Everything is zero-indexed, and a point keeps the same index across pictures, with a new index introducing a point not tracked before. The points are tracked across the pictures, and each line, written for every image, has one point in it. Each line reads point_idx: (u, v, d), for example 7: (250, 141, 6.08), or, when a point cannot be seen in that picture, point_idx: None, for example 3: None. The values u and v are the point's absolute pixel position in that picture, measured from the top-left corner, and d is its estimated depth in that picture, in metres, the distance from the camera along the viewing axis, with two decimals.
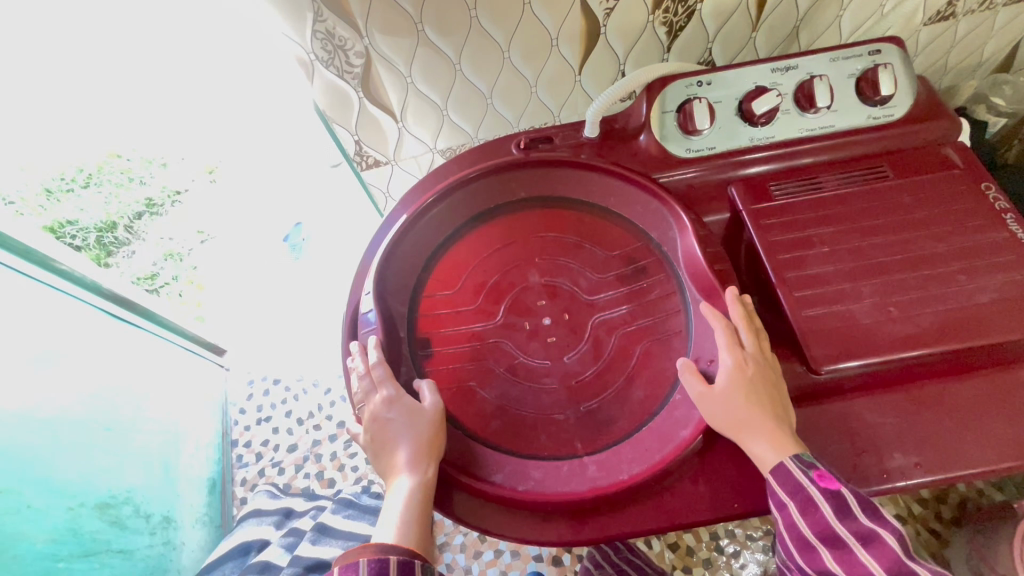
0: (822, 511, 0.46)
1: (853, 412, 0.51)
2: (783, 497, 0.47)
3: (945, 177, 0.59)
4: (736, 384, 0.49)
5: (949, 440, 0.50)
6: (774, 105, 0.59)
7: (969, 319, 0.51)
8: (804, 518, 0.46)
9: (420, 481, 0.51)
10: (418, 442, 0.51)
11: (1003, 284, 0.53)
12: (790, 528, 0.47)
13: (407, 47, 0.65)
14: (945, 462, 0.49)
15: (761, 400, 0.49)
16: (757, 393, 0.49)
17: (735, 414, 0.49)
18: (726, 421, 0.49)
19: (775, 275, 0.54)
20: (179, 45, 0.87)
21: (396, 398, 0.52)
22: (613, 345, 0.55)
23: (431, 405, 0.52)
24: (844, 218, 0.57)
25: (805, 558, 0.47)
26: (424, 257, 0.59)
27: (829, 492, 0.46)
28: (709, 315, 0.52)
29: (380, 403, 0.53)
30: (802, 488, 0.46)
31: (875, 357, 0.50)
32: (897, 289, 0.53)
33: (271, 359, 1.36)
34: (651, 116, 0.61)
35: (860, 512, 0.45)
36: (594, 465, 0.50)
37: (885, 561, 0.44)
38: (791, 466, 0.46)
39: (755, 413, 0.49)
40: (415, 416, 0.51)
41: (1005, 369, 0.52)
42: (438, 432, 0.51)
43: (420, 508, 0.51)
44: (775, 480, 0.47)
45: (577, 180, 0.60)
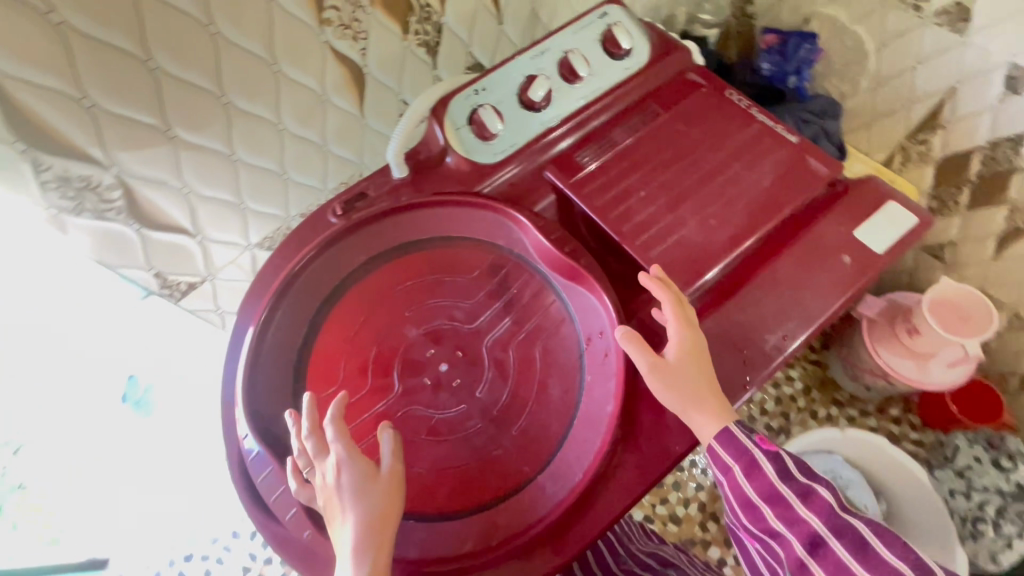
0: (765, 471, 0.51)
1: (728, 316, 0.58)
2: (729, 462, 0.52)
3: (698, 97, 0.68)
4: (687, 357, 0.53)
5: (801, 304, 0.59)
6: (547, 87, 0.65)
7: (764, 203, 0.61)
8: (749, 479, 0.52)
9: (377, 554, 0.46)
10: (376, 514, 0.47)
11: (774, 165, 0.63)
12: (737, 489, 0.52)
13: (165, 157, 0.59)
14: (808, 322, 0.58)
15: (709, 373, 0.53)
16: (705, 363, 0.53)
17: (689, 383, 0.52)
18: (680, 396, 0.52)
19: (615, 234, 0.59)
20: None
21: (350, 460, 0.48)
22: (513, 360, 0.55)
23: (389, 467, 0.48)
24: (643, 161, 0.64)
25: (748, 515, 0.52)
26: (291, 368, 0.54)
27: (771, 453, 0.52)
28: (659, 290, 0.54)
29: (331, 468, 0.48)
30: (746, 450, 0.52)
31: (717, 267, 0.57)
32: (707, 202, 0.61)
33: (169, 541, 1.15)
34: (447, 136, 0.62)
35: (799, 473, 0.51)
36: (549, 480, 0.51)
37: (822, 514, 0.49)
38: (735, 429, 0.52)
39: (706, 386, 0.53)
40: (370, 484, 0.47)
41: (809, 227, 0.62)
42: (395, 499, 0.47)
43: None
44: (722, 447, 0.52)
45: (409, 222, 0.59)
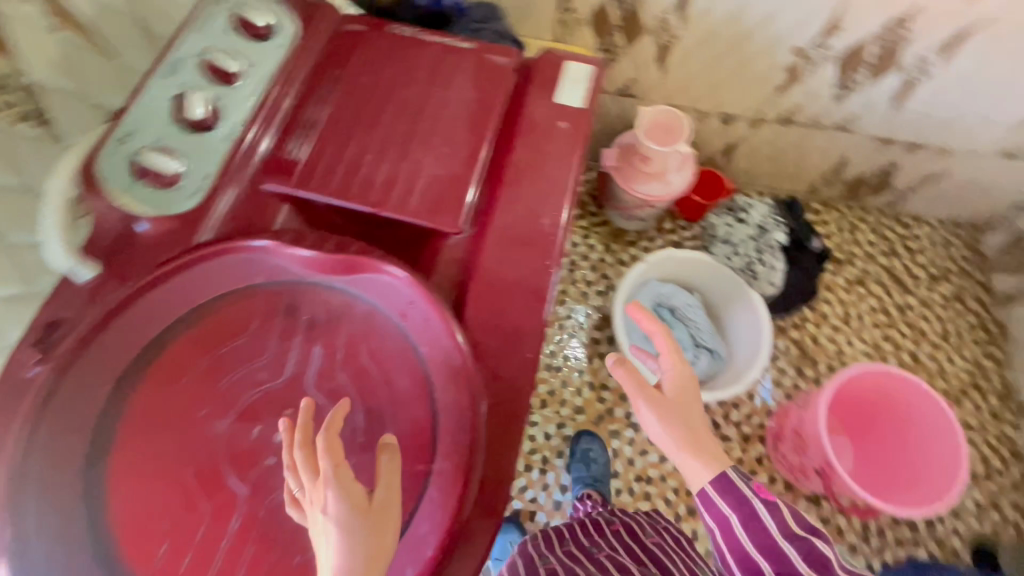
0: (766, 525, 0.58)
1: (506, 222, 0.55)
2: (725, 511, 0.59)
3: (369, 44, 0.65)
4: (676, 386, 0.63)
5: (556, 169, 0.57)
6: (205, 100, 0.55)
7: (477, 113, 0.60)
8: (749, 531, 0.58)
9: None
10: (370, 549, 0.42)
11: (470, 77, 0.62)
12: (736, 537, 0.59)
13: None
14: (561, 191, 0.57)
15: (694, 400, 0.63)
16: (687, 394, 0.64)
17: (677, 405, 0.62)
18: (675, 426, 0.62)
19: (368, 207, 0.56)
20: None
21: (337, 486, 0.42)
22: (346, 382, 0.51)
23: (383, 500, 0.43)
24: (352, 127, 0.60)
25: (744, 565, 0.58)
26: (98, 562, 0.43)
27: (768, 506, 0.59)
28: (643, 321, 0.65)
29: (318, 497, 0.42)
30: (746, 501, 0.59)
31: (470, 186, 0.57)
32: (430, 136, 0.59)
33: None
34: (117, 203, 0.50)
35: (799, 529, 0.57)
36: (444, 463, 0.47)
37: (818, 567, 0.55)
38: (732, 476, 0.60)
39: (692, 406, 0.63)
40: (363, 514, 0.42)
41: (527, 107, 0.61)
42: (386, 526, 0.43)
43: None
44: (722, 494, 0.60)
45: (141, 319, 0.49)
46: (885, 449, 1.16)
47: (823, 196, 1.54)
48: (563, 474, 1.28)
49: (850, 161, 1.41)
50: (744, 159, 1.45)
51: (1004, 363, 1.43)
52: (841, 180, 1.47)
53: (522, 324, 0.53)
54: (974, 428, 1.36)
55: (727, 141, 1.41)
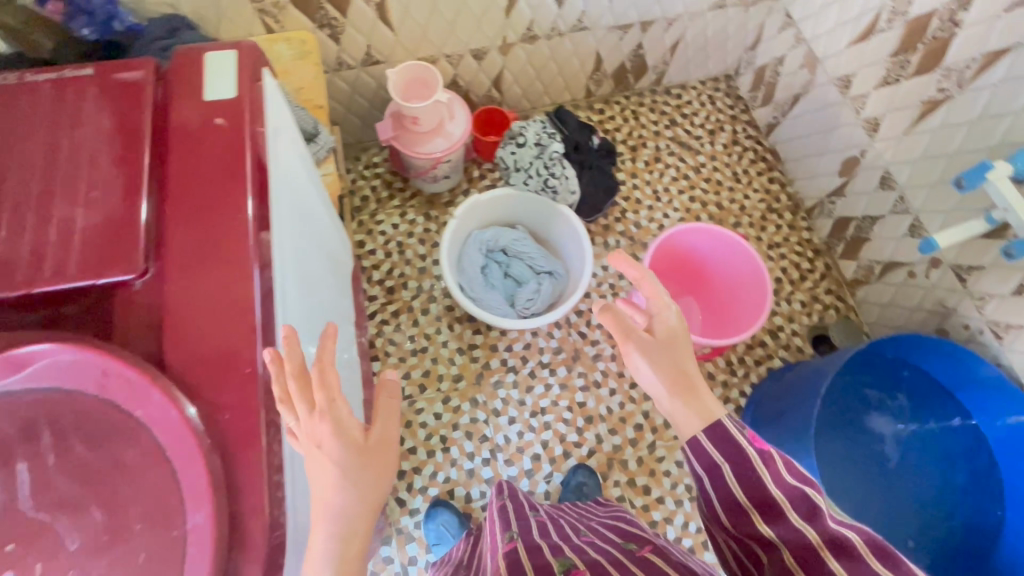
0: (756, 473, 0.54)
1: (179, 247, 0.50)
2: (715, 459, 0.56)
3: None
4: (667, 333, 0.65)
5: (232, 176, 0.53)
6: None
7: (126, 134, 0.54)
8: (739, 483, 0.54)
9: (357, 530, 0.53)
10: (377, 477, 0.54)
11: (100, 96, 0.55)
12: (726, 489, 0.55)
13: None
14: (240, 190, 0.52)
15: (686, 351, 0.65)
16: (675, 344, 0.65)
17: (670, 348, 0.65)
18: (658, 364, 0.64)
19: (16, 290, 0.47)
20: None
21: (335, 412, 0.52)
22: (68, 485, 0.43)
23: (380, 431, 0.55)
24: None
25: (735, 516, 0.55)
26: None
27: (764, 449, 0.55)
28: (627, 271, 0.67)
29: (312, 423, 0.51)
30: (741, 449, 0.55)
31: (132, 222, 0.50)
32: (71, 180, 0.51)
33: None
34: None
35: (792, 475, 0.53)
36: (199, 512, 0.44)
37: (802, 507, 0.51)
38: (725, 423, 0.57)
39: (687, 353, 0.65)
40: (367, 444, 0.54)
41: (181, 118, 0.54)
42: (386, 455, 0.55)
43: (356, 553, 0.53)
44: (713, 440, 0.57)
45: None
46: (711, 300, 1.35)
47: (599, 95, 1.64)
48: (465, 442, 1.30)
49: (603, 56, 1.50)
50: (513, 85, 1.49)
51: (787, 181, 1.63)
52: (606, 76, 1.57)
53: (234, 345, 0.49)
54: (781, 244, 1.56)
55: (492, 74, 1.43)
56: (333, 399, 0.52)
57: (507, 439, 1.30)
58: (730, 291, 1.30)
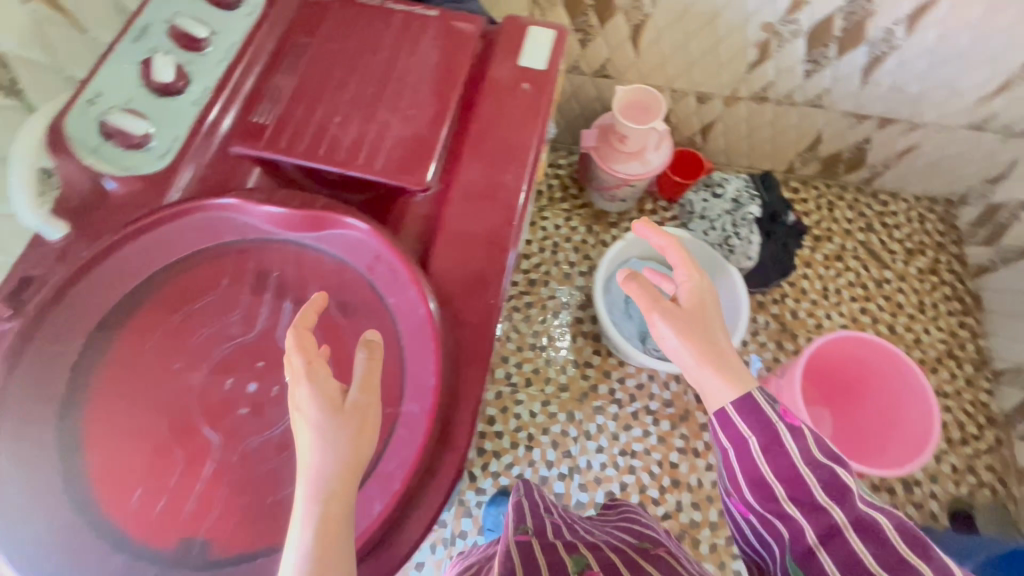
0: (787, 451, 0.51)
1: (465, 180, 0.56)
2: (742, 429, 0.53)
3: (333, 13, 0.65)
4: (694, 298, 0.62)
5: (518, 141, 0.58)
6: (172, 64, 0.56)
7: (447, 73, 0.62)
8: (767, 456, 0.51)
9: (334, 504, 0.42)
10: (353, 451, 0.44)
11: (434, 38, 0.64)
12: (754, 468, 0.52)
13: None
14: (523, 150, 0.58)
15: (713, 317, 0.62)
16: (704, 310, 0.62)
17: (700, 313, 0.61)
18: (689, 333, 0.60)
19: (335, 166, 0.57)
20: None
21: (315, 382, 0.44)
22: (316, 335, 0.52)
23: (357, 396, 0.45)
24: (319, 92, 0.60)
25: (759, 493, 0.52)
26: (66, 502, 0.44)
27: (794, 428, 0.52)
28: (656, 237, 0.64)
29: (298, 392, 0.44)
30: (770, 423, 0.52)
31: (434, 144, 0.57)
32: (396, 98, 0.60)
33: None
34: (88, 162, 0.51)
35: (822, 458, 0.50)
36: (413, 403, 0.48)
37: (837, 492, 0.48)
38: (756, 395, 0.54)
39: (716, 319, 0.62)
40: (341, 417, 0.44)
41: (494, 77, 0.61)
42: (367, 429, 0.44)
43: (334, 538, 0.41)
44: (744, 411, 0.54)
45: (112, 276, 0.50)
46: (857, 423, 1.18)
47: (799, 174, 1.57)
48: (549, 450, 1.30)
49: (824, 137, 1.43)
50: (719, 137, 1.47)
51: (979, 333, 1.45)
52: (816, 157, 1.50)
53: (490, 273, 0.54)
54: (949, 395, 1.39)
55: (704, 120, 1.43)
56: (374, 353, 0.46)
57: (589, 464, 1.29)
58: (889, 415, 1.12)
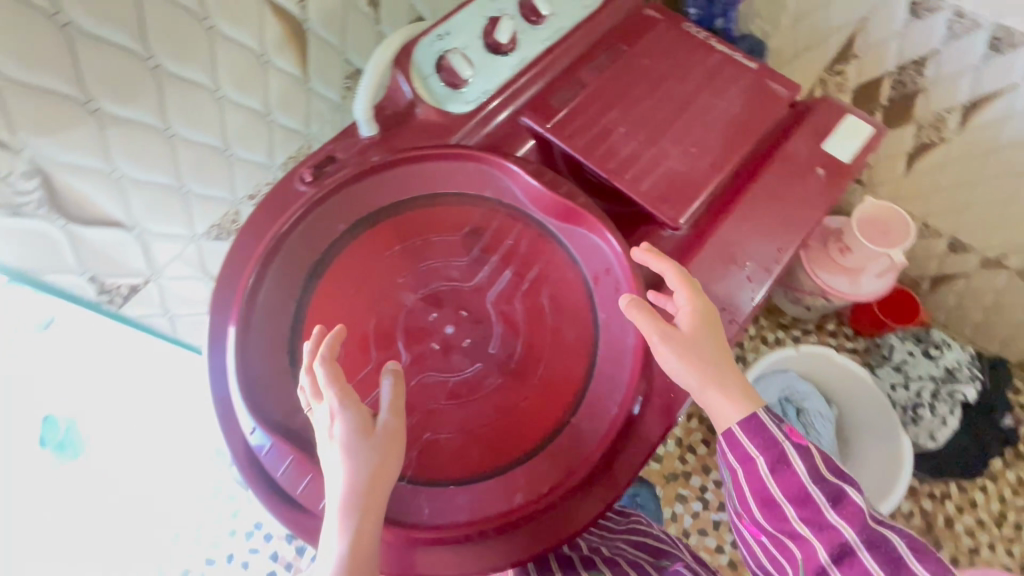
0: (794, 469, 0.46)
1: (724, 237, 0.56)
2: (751, 450, 0.48)
3: (658, 30, 0.66)
4: (700, 327, 0.50)
5: (792, 223, 0.58)
6: (512, 28, 0.61)
7: (742, 128, 0.60)
8: (776, 479, 0.47)
9: (365, 521, 0.44)
10: (378, 476, 0.44)
11: (743, 89, 0.63)
12: (757, 487, 0.47)
13: (90, 138, 0.52)
14: (794, 235, 0.58)
15: (720, 342, 0.51)
16: (714, 335, 0.50)
17: (711, 344, 0.50)
18: (697, 369, 0.49)
19: (603, 172, 0.58)
20: None
21: (345, 409, 0.45)
22: (520, 311, 0.54)
23: (387, 422, 0.46)
24: (618, 96, 0.62)
25: (769, 515, 0.47)
26: (286, 347, 0.51)
27: (800, 448, 0.47)
28: (651, 259, 0.51)
29: (326, 414, 0.46)
30: (775, 444, 0.47)
31: (707, 190, 0.57)
32: (686, 132, 0.60)
33: None
34: (417, 88, 0.58)
35: (831, 474, 0.46)
36: (585, 420, 0.50)
37: (858, 520, 0.44)
38: (763, 416, 0.48)
39: (725, 349, 0.51)
40: (366, 440, 0.45)
41: (785, 152, 0.60)
42: (394, 454, 0.45)
43: (363, 553, 0.43)
44: (750, 437, 0.48)
45: (386, 183, 0.56)
46: None
47: None
48: None
49: None
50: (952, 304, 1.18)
51: None
52: None
53: None
54: None
55: None
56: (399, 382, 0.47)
57: None
58: None
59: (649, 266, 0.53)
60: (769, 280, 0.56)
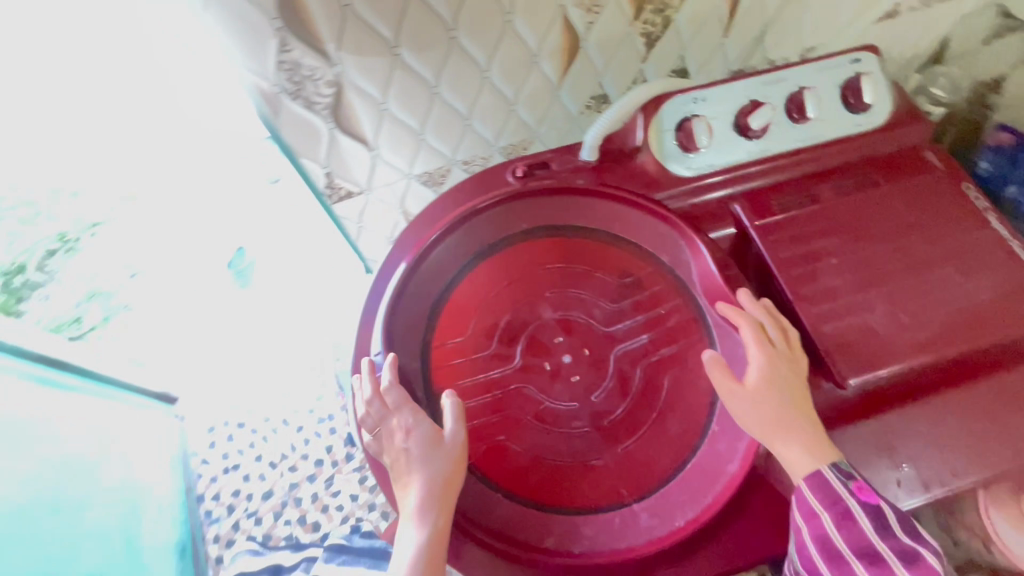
0: (859, 524, 0.45)
1: (891, 423, 0.51)
2: (816, 507, 0.46)
3: (926, 179, 0.60)
4: (768, 381, 0.49)
5: (984, 451, 0.50)
6: (768, 118, 0.60)
7: (973, 322, 0.53)
8: (840, 530, 0.46)
9: (439, 525, 0.48)
10: (447, 484, 0.48)
11: (996, 283, 0.55)
12: (820, 542, 0.46)
13: (382, 71, 0.61)
14: (982, 465, 0.50)
15: (790, 400, 0.49)
16: (785, 391, 0.49)
17: (780, 400, 0.48)
18: (759, 420, 0.48)
19: (791, 293, 0.54)
20: (155, 79, 0.86)
21: (418, 426, 0.50)
22: (638, 380, 0.53)
23: (454, 437, 0.49)
24: (848, 226, 0.57)
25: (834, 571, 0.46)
26: (429, 302, 0.55)
27: (867, 505, 0.45)
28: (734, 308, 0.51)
29: (403, 429, 0.50)
30: (841, 499, 0.45)
31: (899, 366, 0.51)
32: (904, 295, 0.54)
33: (252, 387, 1.33)
34: (649, 137, 0.59)
35: (901, 532, 0.45)
36: (646, 513, 0.50)
37: None
38: (829, 474, 0.46)
39: (795, 406, 0.48)
40: (437, 450, 0.49)
41: (1010, 372, 0.52)
42: (460, 465, 0.49)
43: (436, 553, 0.47)
44: (812, 492, 0.46)
45: (579, 207, 0.58)
46: None
47: None
48: None
49: None
50: None
51: None
52: None
53: None
54: None
55: None
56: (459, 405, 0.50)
57: None
58: None
59: (728, 320, 0.52)
60: (921, 498, 0.50)
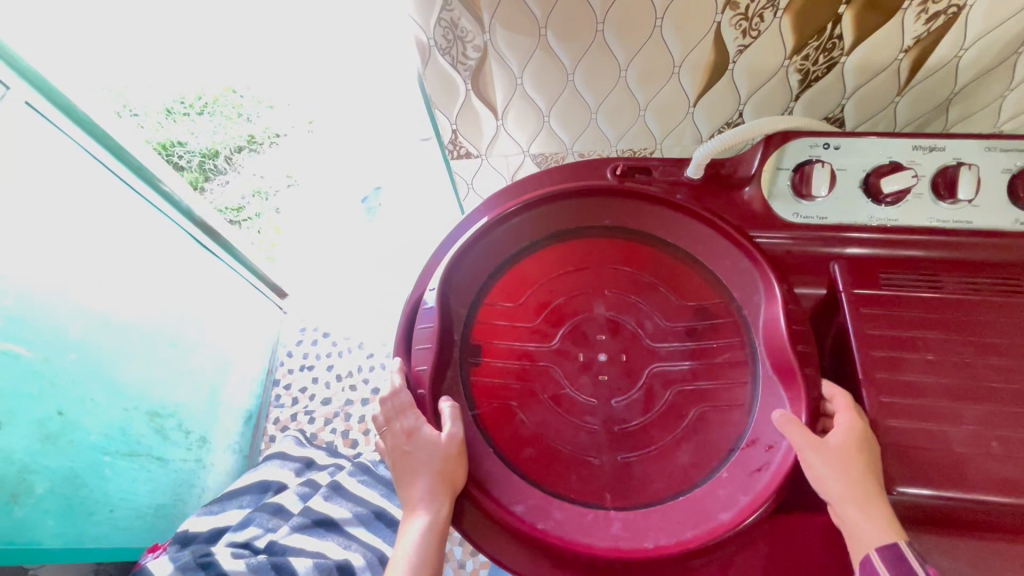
0: None
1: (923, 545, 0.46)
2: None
3: None
4: (854, 445, 0.45)
5: None
6: (907, 185, 0.54)
7: None
8: None
9: (435, 519, 0.50)
10: (441, 483, 0.50)
11: None
12: None
13: (527, 49, 0.65)
14: None
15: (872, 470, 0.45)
16: (869, 460, 0.45)
17: (862, 466, 0.44)
18: (838, 478, 0.44)
19: (863, 372, 0.49)
20: (348, 28, 0.99)
21: (420, 429, 0.51)
22: (664, 401, 0.52)
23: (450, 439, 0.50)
24: (961, 326, 0.50)
25: None
26: (492, 266, 0.58)
27: None
28: None
29: (405, 430, 0.52)
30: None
31: (963, 494, 0.44)
32: (1005, 422, 0.46)
33: (344, 307, 1.47)
34: (763, 170, 0.57)
35: None
36: (620, 522, 0.48)
37: None
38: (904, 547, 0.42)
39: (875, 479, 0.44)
40: (434, 451, 0.50)
41: None
42: (456, 466, 0.50)
43: (433, 543, 0.51)
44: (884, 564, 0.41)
45: (666, 219, 0.57)
46: None
47: None
48: None
49: None
50: None
51: None
52: None
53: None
54: None
55: None
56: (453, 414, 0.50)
57: None
58: None
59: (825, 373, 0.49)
60: None
